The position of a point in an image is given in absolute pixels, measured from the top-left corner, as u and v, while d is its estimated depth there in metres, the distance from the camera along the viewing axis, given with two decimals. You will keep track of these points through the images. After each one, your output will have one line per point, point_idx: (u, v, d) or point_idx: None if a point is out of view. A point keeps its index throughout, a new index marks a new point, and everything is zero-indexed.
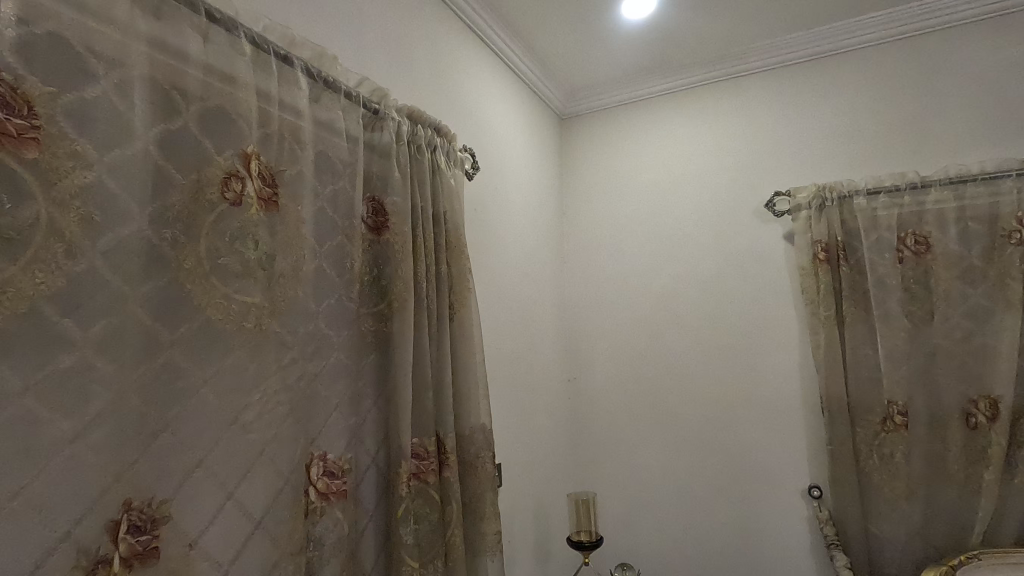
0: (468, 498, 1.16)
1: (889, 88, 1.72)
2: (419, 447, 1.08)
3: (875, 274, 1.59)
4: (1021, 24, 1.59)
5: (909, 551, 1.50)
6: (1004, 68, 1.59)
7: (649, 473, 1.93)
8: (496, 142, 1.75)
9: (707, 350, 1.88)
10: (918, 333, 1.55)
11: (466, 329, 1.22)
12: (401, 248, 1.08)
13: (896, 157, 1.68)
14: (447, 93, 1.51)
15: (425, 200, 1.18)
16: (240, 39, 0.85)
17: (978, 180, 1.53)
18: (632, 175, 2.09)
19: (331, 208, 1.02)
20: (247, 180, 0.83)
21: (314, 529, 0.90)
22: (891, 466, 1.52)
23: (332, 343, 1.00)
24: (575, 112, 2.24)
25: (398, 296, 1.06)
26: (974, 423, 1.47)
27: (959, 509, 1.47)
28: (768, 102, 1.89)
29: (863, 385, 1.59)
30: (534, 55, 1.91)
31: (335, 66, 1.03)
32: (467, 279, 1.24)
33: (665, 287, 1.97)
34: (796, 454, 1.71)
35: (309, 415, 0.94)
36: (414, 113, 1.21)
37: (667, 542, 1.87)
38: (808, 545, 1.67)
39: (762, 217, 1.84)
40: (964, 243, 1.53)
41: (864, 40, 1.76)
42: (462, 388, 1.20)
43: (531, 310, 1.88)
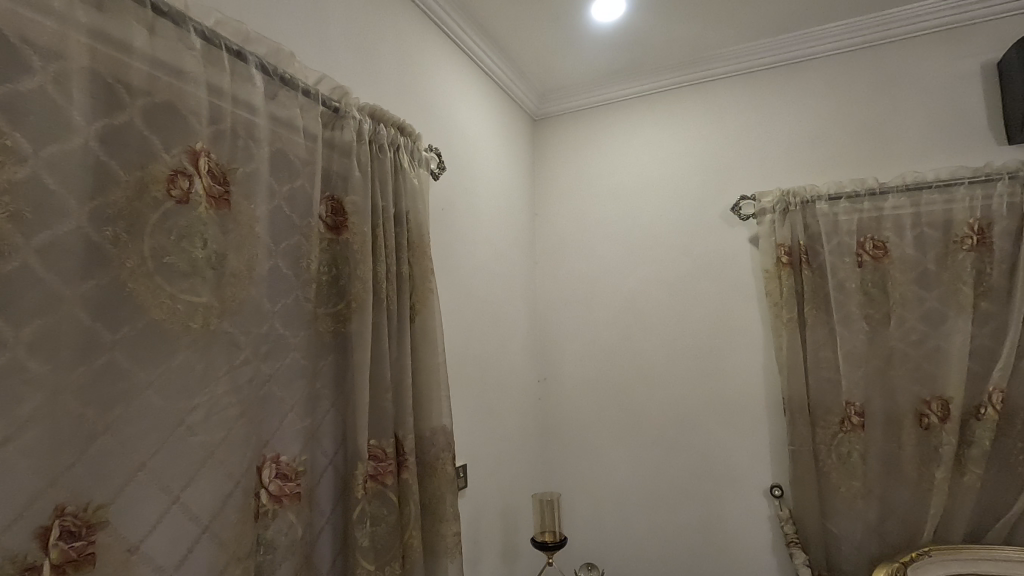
0: (428, 499, 1.16)
1: (852, 96, 1.76)
2: (377, 448, 1.07)
3: (836, 278, 1.62)
4: (976, 36, 1.64)
5: (865, 548, 1.53)
6: (961, 78, 1.64)
7: (617, 474, 1.94)
8: (466, 143, 1.74)
9: (674, 350, 1.90)
10: (876, 336, 1.59)
11: (427, 329, 1.21)
12: (360, 248, 1.07)
13: (857, 163, 1.72)
14: (415, 92, 1.50)
15: (386, 200, 1.17)
16: (190, 34, 0.83)
17: (933, 187, 1.57)
18: (603, 177, 2.10)
19: (289, 207, 1.00)
20: (195, 178, 0.81)
21: (265, 533, 0.89)
22: (848, 466, 1.55)
23: (288, 343, 0.99)
24: (548, 113, 2.25)
25: (356, 296, 1.05)
26: (927, 423, 1.51)
27: (912, 507, 1.51)
28: (736, 107, 1.92)
29: (824, 386, 1.62)
30: (505, 55, 1.91)
31: (294, 63, 1.01)
32: (429, 279, 1.23)
33: (634, 289, 1.99)
34: (759, 454, 1.74)
35: (261, 417, 0.92)
36: (376, 111, 1.20)
37: (633, 542, 1.89)
38: (769, 545, 1.70)
39: (729, 220, 1.87)
40: (919, 248, 1.57)
41: (828, 48, 1.80)
42: (423, 389, 1.20)
43: (500, 311, 1.88)
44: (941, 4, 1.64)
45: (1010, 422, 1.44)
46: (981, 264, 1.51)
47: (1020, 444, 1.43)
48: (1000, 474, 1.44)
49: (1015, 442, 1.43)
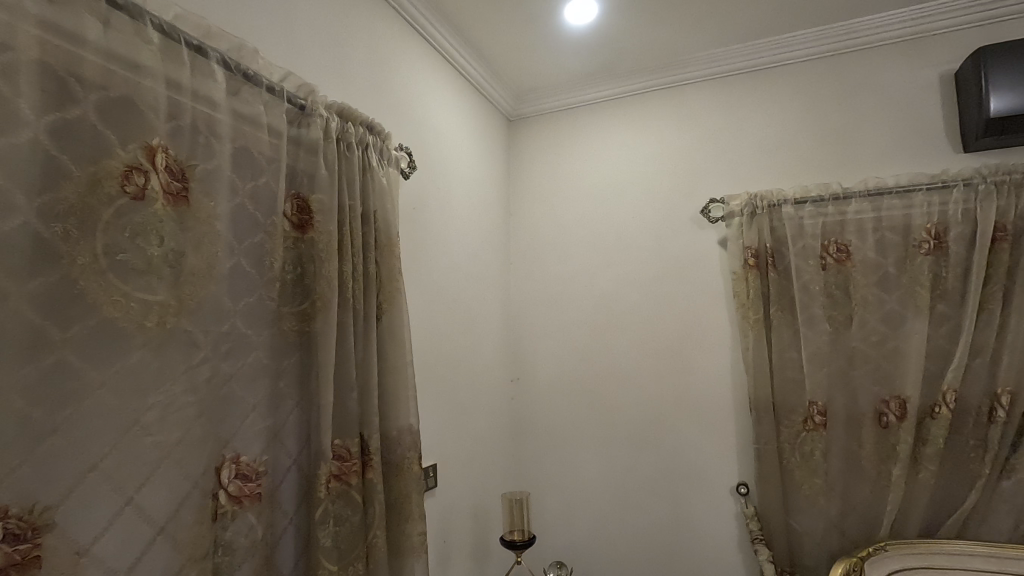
0: (393, 499, 1.16)
1: (818, 102, 1.80)
2: (341, 448, 1.07)
3: (801, 280, 1.66)
4: (935, 46, 1.69)
5: (826, 543, 1.57)
6: (921, 87, 1.69)
7: (588, 473, 1.96)
8: (439, 143, 1.74)
9: (644, 351, 1.92)
10: (839, 337, 1.63)
11: (394, 329, 1.21)
12: (326, 247, 1.06)
13: (822, 168, 1.76)
14: (386, 90, 1.49)
15: (353, 198, 1.16)
16: (147, 27, 0.82)
17: (894, 193, 1.61)
18: (577, 178, 2.12)
19: (252, 204, 0.99)
20: (151, 174, 0.80)
21: (223, 534, 0.87)
22: (810, 464, 1.59)
23: (250, 342, 0.97)
24: (523, 114, 2.25)
25: (321, 295, 1.05)
26: (886, 421, 1.56)
27: (871, 503, 1.55)
28: (707, 111, 1.95)
29: (788, 386, 1.66)
30: (480, 55, 1.91)
31: (257, 59, 1.00)
32: (397, 279, 1.23)
33: (606, 289, 2.00)
34: (726, 454, 1.77)
35: (221, 417, 0.91)
36: (344, 109, 1.19)
37: (603, 541, 1.91)
38: (735, 541, 1.73)
39: (699, 222, 1.90)
40: (879, 252, 1.61)
41: (795, 56, 1.84)
42: (390, 389, 1.19)
43: (473, 311, 1.88)
44: (903, 14, 1.69)
45: (962, 420, 1.49)
46: (938, 268, 1.56)
47: (971, 441, 1.48)
48: (952, 471, 1.50)
49: (967, 440, 1.48)
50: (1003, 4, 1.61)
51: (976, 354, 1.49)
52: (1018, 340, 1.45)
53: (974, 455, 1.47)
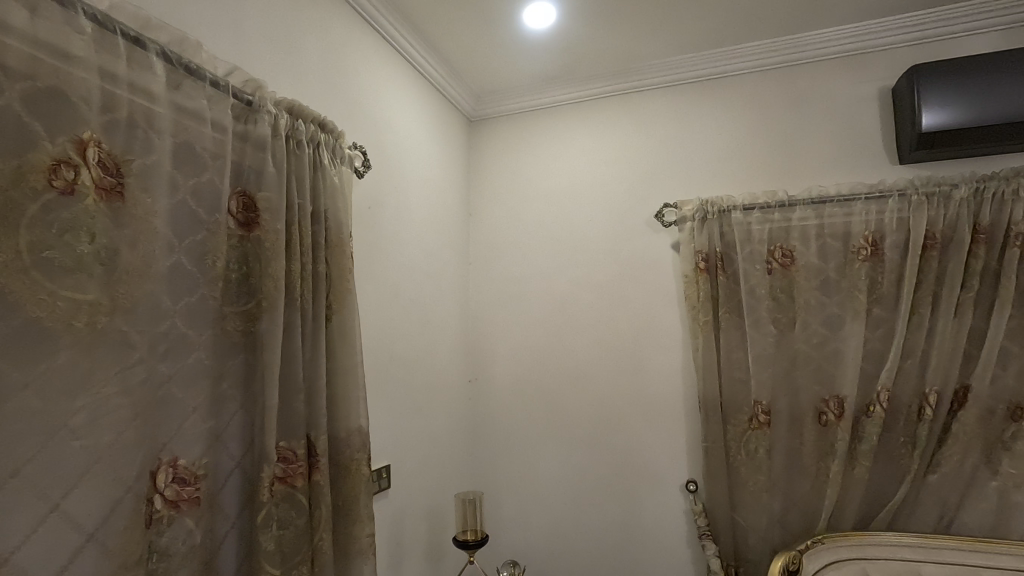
0: (341, 500, 1.14)
1: (767, 112, 1.86)
2: (287, 450, 1.05)
3: (747, 284, 1.72)
4: (875, 62, 1.77)
5: (768, 537, 1.63)
6: (862, 100, 1.77)
7: (543, 472, 1.98)
8: (397, 142, 1.73)
9: (600, 351, 1.95)
10: (783, 338, 1.70)
11: (344, 330, 1.20)
12: (272, 245, 1.04)
13: (769, 176, 1.83)
14: (341, 88, 1.47)
15: (303, 197, 1.14)
16: (78, 16, 0.79)
17: (835, 201, 1.68)
18: (537, 180, 2.14)
19: (195, 200, 0.97)
20: (82, 168, 0.77)
21: (159, 540, 0.85)
22: (755, 462, 1.65)
23: (191, 342, 0.95)
24: (484, 115, 2.26)
25: (267, 294, 1.03)
26: (825, 420, 1.63)
27: (812, 498, 1.62)
28: (663, 117, 1.99)
29: (735, 386, 1.71)
30: (440, 55, 1.90)
31: (201, 52, 0.98)
32: (348, 278, 1.22)
33: (563, 291, 2.03)
34: (676, 452, 1.82)
35: (157, 419, 0.89)
36: (294, 106, 1.17)
37: (556, 539, 1.94)
38: (683, 537, 1.78)
39: (653, 226, 1.94)
40: (822, 258, 1.69)
41: (746, 66, 1.90)
42: (339, 390, 1.18)
43: (430, 311, 1.87)
44: (846, 31, 1.76)
45: (894, 418, 1.57)
46: (875, 273, 1.63)
47: (902, 438, 1.56)
48: (884, 466, 1.58)
49: (898, 437, 1.56)
50: (937, 25, 1.70)
51: (907, 356, 1.57)
52: (945, 343, 1.54)
53: (904, 451, 1.55)
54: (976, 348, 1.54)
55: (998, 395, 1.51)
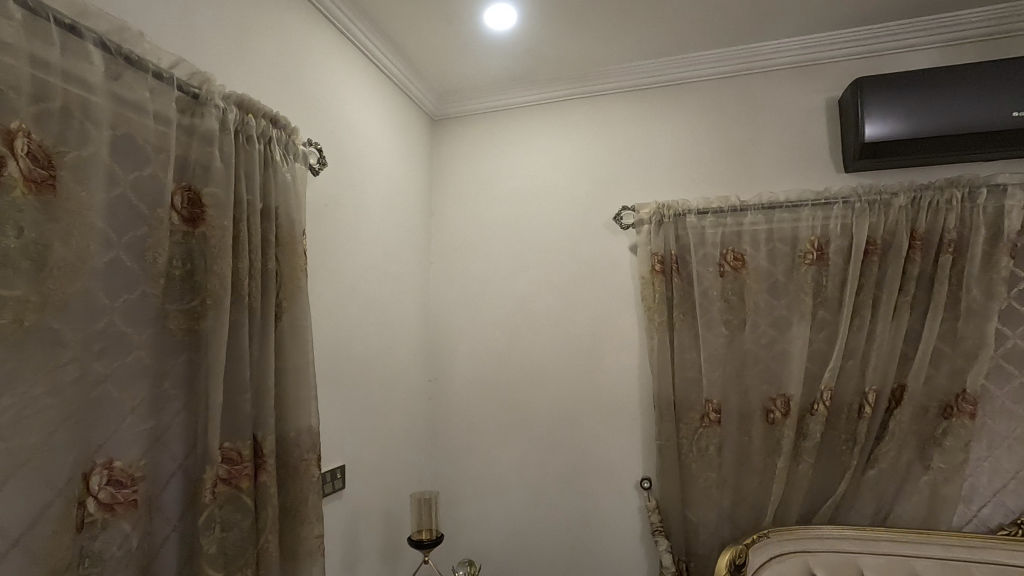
0: (289, 502, 1.13)
1: (722, 119, 1.92)
2: (232, 451, 1.03)
3: (701, 286, 1.77)
4: (823, 74, 1.85)
5: (718, 532, 1.68)
6: (811, 110, 1.84)
7: (502, 471, 1.99)
8: (355, 139, 1.71)
9: (560, 351, 1.97)
10: (734, 339, 1.75)
11: (295, 329, 1.19)
12: (219, 242, 1.02)
13: (723, 182, 1.89)
14: (297, 84, 1.45)
15: (252, 193, 1.12)
16: (7, 2, 0.76)
17: (784, 207, 1.74)
18: (499, 181, 2.14)
19: (135, 195, 0.94)
20: (10, 159, 0.74)
21: (91, 545, 0.83)
22: (706, 459, 1.70)
23: (130, 341, 0.92)
24: (447, 115, 2.26)
25: (213, 292, 1.01)
26: (773, 418, 1.68)
27: (759, 494, 1.67)
28: (622, 121, 2.03)
29: (688, 385, 1.76)
30: (401, 54, 1.90)
31: (144, 43, 0.95)
32: (299, 277, 1.20)
33: (523, 291, 2.05)
34: (632, 450, 1.86)
35: (91, 421, 0.86)
36: (244, 100, 1.15)
37: (514, 538, 1.95)
38: (637, 533, 1.82)
39: (612, 228, 1.98)
40: (771, 261, 1.74)
41: (703, 73, 1.95)
42: (288, 390, 1.17)
43: (390, 311, 1.86)
44: (797, 43, 1.83)
45: (836, 416, 1.64)
46: (820, 277, 1.70)
47: (843, 435, 1.63)
48: (827, 462, 1.64)
49: (840, 434, 1.63)
50: (880, 40, 1.78)
51: (849, 356, 1.64)
52: (884, 344, 1.61)
53: (844, 448, 1.62)
54: (912, 349, 1.62)
55: (930, 393, 1.59)
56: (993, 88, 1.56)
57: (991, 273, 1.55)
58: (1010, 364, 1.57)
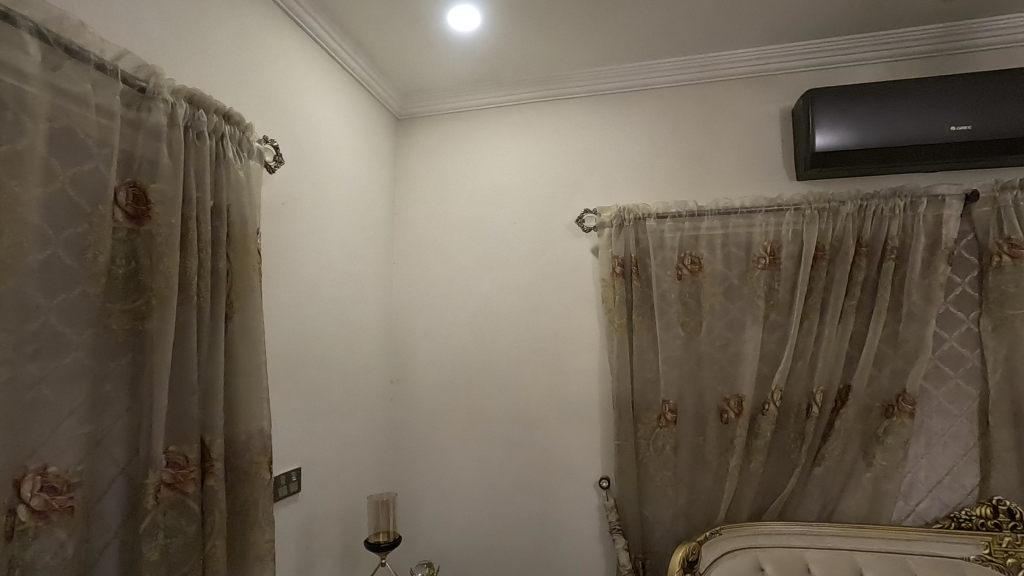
0: (238, 506, 1.11)
1: (682, 126, 1.96)
2: (177, 455, 1.00)
3: (659, 288, 1.81)
4: (778, 84, 1.91)
5: (673, 529, 1.72)
6: (766, 119, 1.89)
7: (463, 472, 1.99)
8: (315, 136, 1.68)
9: (522, 352, 1.98)
10: (691, 341, 1.79)
11: (247, 329, 1.16)
12: (165, 240, 0.99)
13: (681, 187, 1.93)
14: (254, 80, 1.42)
15: (203, 190, 1.09)
16: None
17: (739, 213, 1.79)
18: (463, 182, 2.14)
19: (76, 190, 0.91)
20: None
21: (22, 553, 0.79)
22: (662, 458, 1.74)
23: (68, 342, 0.89)
24: (411, 114, 2.24)
25: (158, 292, 0.98)
26: (727, 417, 1.73)
27: (713, 492, 1.72)
28: (586, 125, 2.05)
29: (646, 386, 1.79)
30: (365, 52, 1.88)
31: (85, 33, 0.92)
32: (252, 276, 1.18)
33: (486, 292, 2.05)
34: (591, 450, 1.88)
35: (24, 424, 0.82)
36: (194, 95, 1.12)
37: (474, 539, 1.96)
38: (595, 532, 1.84)
39: (574, 231, 2.00)
40: (726, 265, 1.79)
41: (664, 81, 1.99)
42: (239, 392, 1.15)
43: (350, 311, 1.84)
44: (753, 54, 1.88)
45: (786, 416, 1.70)
46: (772, 281, 1.76)
47: (792, 434, 1.69)
48: (777, 461, 1.70)
49: (789, 434, 1.69)
50: (831, 53, 1.84)
51: (799, 358, 1.70)
52: (831, 346, 1.67)
53: (793, 446, 1.68)
54: (857, 351, 1.69)
55: (874, 394, 1.66)
56: (934, 103, 1.64)
57: (930, 279, 1.63)
58: (947, 365, 1.66)
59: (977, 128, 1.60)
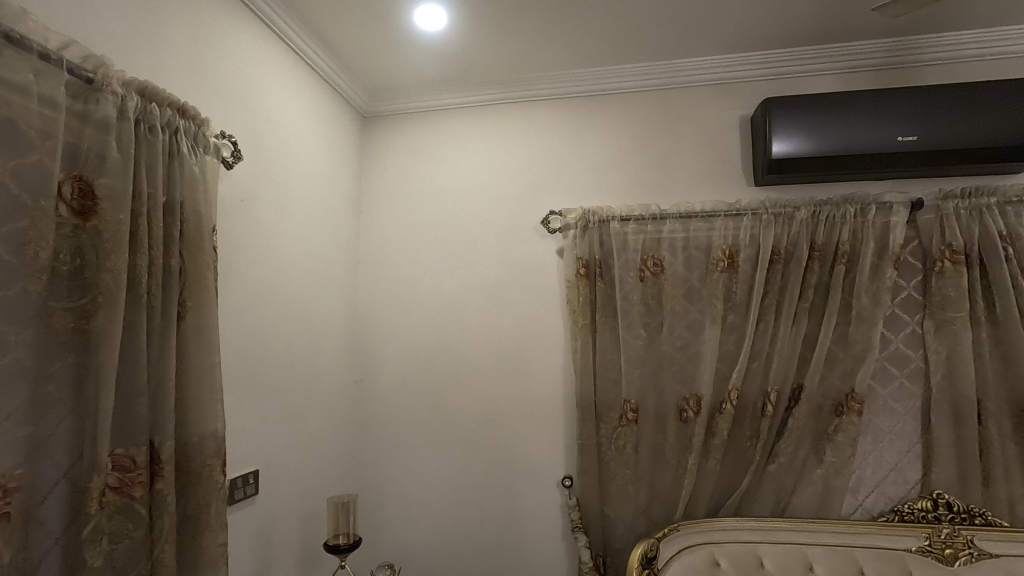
0: (190, 510, 1.08)
1: (646, 131, 2.00)
2: (124, 459, 0.97)
3: (622, 290, 1.84)
4: (738, 92, 1.96)
5: (634, 527, 1.75)
6: (726, 125, 1.94)
7: (428, 473, 1.98)
8: (277, 133, 1.65)
9: (487, 352, 1.99)
10: (652, 341, 1.82)
11: (201, 329, 1.14)
12: (113, 237, 0.96)
13: (644, 191, 1.97)
14: (211, 74, 1.39)
15: (154, 186, 1.07)
16: None
17: (699, 217, 1.84)
18: (429, 181, 2.14)
19: (17, 183, 0.87)
20: None
21: None
22: (623, 457, 1.77)
23: (6, 341, 0.85)
24: (378, 112, 2.22)
25: (105, 290, 0.95)
26: (686, 416, 1.76)
27: (672, 489, 1.75)
28: (551, 127, 2.07)
29: (608, 386, 1.82)
30: (329, 48, 1.85)
31: (28, 21, 0.89)
32: (207, 275, 1.15)
33: (452, 292, 2.05)
34: (555, 450, 1.90)
35: None
36: (146, 88, 1.09)
37: (438, 540, 1.95)
38: (558, 530, 1.86)
39: (539, 232, 2.01)
40: (687, 268, 1.83)
41: (629, 85, 2.02)
42: (192, 393, 1.12)
43: (312, 310, 1.81)
44: (713, 62, 1.93)
45: (743, 414, 1.75)
46: (730, 283, 1.80)
47: (748, 432, 1.74)
48: (733, 458, 1.75)
49: (745, 432, 1.74)
50: (787, 64, 1.91)
51: (755, 358, 1.75)
52: (785, 347, 1.73)
53: (749, 444, 1.73)
54: (809, 352, 1.75)
55: (825, 393, 1.72)
56: (882, 114, 1.71)
57: (877, 283, 1.70)
58: (893, 366, 1.73)
59: (921, 139, 1.68)
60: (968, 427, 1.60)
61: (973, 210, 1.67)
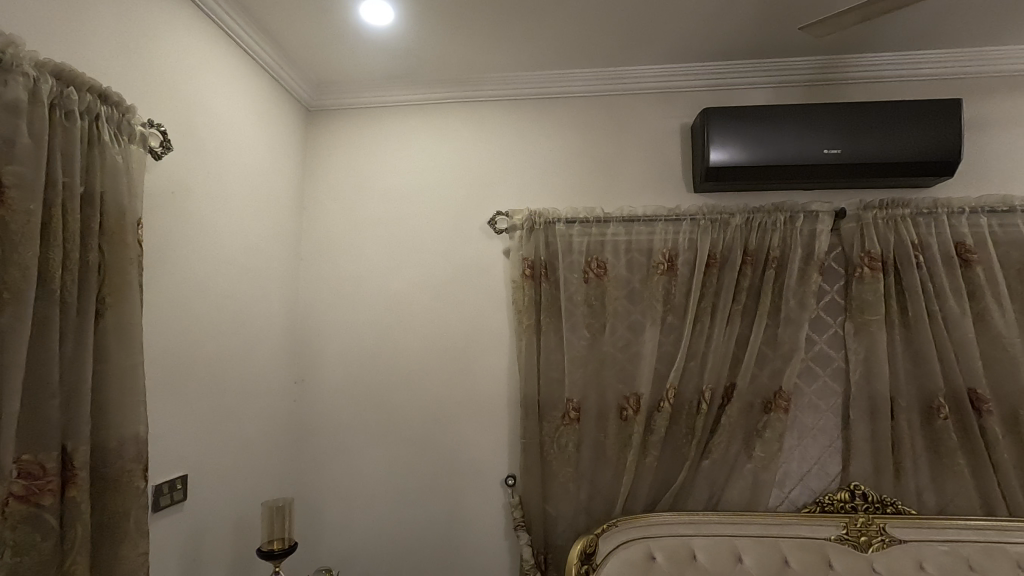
0: (106, 518, 1.03)
1: (591, 135, 2.04)
2: (30, 465, 0.92)
3: (567, 290, 1.87)
4: (680, 101, 2.03)
5: (574, 524, 1.78)
6: (669, 133, 2.01)
7: (370, 474, 1.95)
8: (212, 123, 1.58)
9: (433, 351, 1.98)
10: (595, 341, 1.86)
11: (123, 327, 1.08)
12: (21, 230, 0.91)
13: (590, 194, 2.01)
14: (139, 59, 1.32)
15: (70, 174, 1.00)
16: None
17: (642, 220, 1.89)
18: (375, 178, 2.10)
19: None
20: None
21: None
22: (565, 455, 1.80)
23: None
24: (323, 106, 2.17)
25: (11, 285, 0.89)
26: (626, 415, 1.81)
27: (613, 486, 1.79)
28: (499, 128, 2.08)
29: (552, 385, 1.84)
30: (271, 38, 1.79)
31: None
32: (130, 270, 1.09)
33: (397, 290, 2.02)
34: (498, 449, 1.91)
35: None
36: (63, 71, 1.02)
37: (379, 542, 1.93)
38: (501, 529, 1.87)
39: (486, 232, 2.02)
40: (629, 270, 1.88)
41: (576, 90, 2.05)
42: (111, 394, 1.06)
43: (249, 309, 1.75)
44: (657, 70, 1.99)
45: (680, 412, 1.81)
46: (670, 286, 1.86)
47: (684, 429, 1.80)
48: (670, 454, 1.81)
49: (681, 429, 1.80)
50: (725, 76, 1.99)
51: (691, 358, 1.82)
52: (719, 348, 1.80)
53: (685, 440, 1.80)
54: (742, 352, 1.83)
55: (756, 391, 1.81)
56: (810, 127, 1.81)
57: (804, 286, 1.80)
58: (818, 365, 1.84)
59: (845, 152, 1.79)
60: (882, 422, 1.72)
61: (890, 220, 1.79)
